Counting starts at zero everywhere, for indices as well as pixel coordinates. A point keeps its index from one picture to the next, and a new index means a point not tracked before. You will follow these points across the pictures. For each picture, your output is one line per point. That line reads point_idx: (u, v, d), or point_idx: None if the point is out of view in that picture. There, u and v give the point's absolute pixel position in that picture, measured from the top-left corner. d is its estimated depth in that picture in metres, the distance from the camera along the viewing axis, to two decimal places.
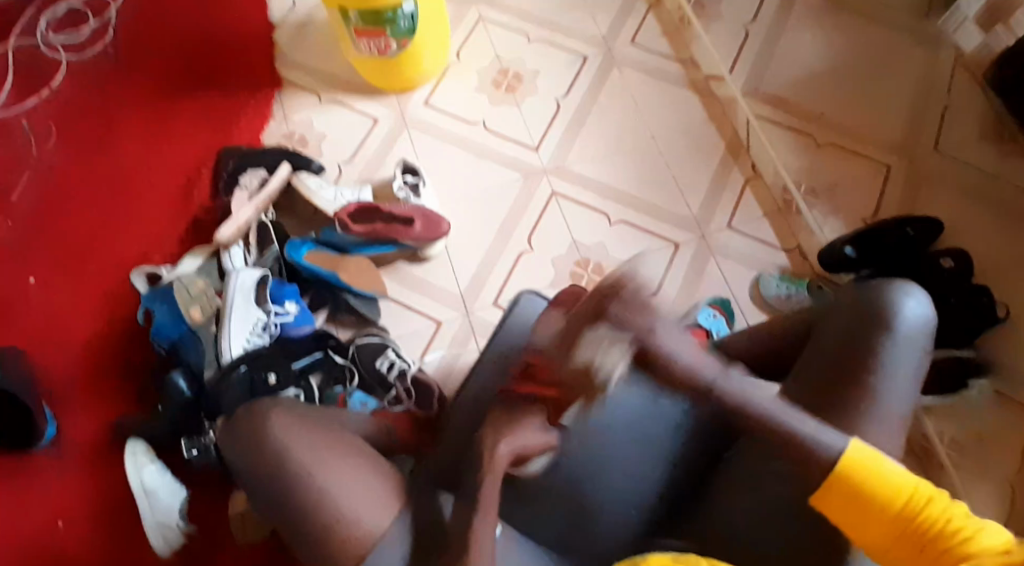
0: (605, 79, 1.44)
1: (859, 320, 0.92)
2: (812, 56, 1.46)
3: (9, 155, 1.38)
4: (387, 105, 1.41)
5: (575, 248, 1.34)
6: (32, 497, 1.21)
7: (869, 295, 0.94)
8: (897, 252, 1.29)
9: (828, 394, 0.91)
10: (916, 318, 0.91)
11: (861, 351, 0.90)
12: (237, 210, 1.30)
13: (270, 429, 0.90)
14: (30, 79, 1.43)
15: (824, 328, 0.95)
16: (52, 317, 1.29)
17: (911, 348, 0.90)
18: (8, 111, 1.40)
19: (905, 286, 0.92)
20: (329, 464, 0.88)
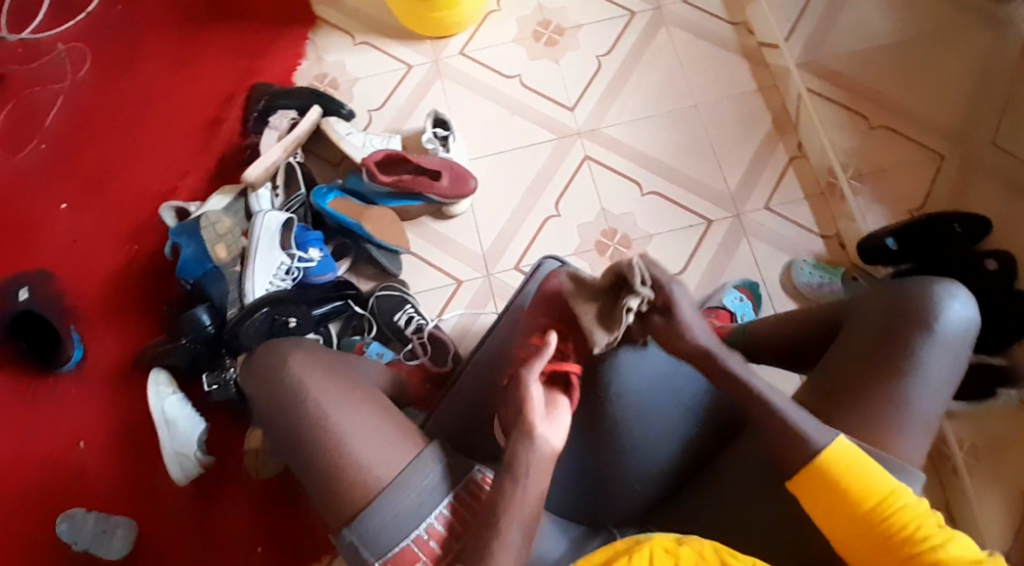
0: (651, 39, 1.37)
1: (894, 315, 0.90)
2: (877, 27, 1.35)
3: (43, 77, 1.36)
4: (422, 52, 1.36)
5: (604, 217, 1.31)
6: (58, 417, 1.25)
7: (908, 294, 0.91)
8: (938, 249, 1.24)
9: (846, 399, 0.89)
10: (955, 322, 0.88)
11: (893, 354, 0.88)
12: (265, 150, 1.28)
13: (290, 371, 0.90)
14: (67, 2, 1.40)
15: (854, 325, 0.93)
16: (80, 243, 1.30)
17: (945, 352, 0.88)
18: (44, 34, 1.39)
19: (949, 289, 0.90)
20: (347, 409, 0.87)
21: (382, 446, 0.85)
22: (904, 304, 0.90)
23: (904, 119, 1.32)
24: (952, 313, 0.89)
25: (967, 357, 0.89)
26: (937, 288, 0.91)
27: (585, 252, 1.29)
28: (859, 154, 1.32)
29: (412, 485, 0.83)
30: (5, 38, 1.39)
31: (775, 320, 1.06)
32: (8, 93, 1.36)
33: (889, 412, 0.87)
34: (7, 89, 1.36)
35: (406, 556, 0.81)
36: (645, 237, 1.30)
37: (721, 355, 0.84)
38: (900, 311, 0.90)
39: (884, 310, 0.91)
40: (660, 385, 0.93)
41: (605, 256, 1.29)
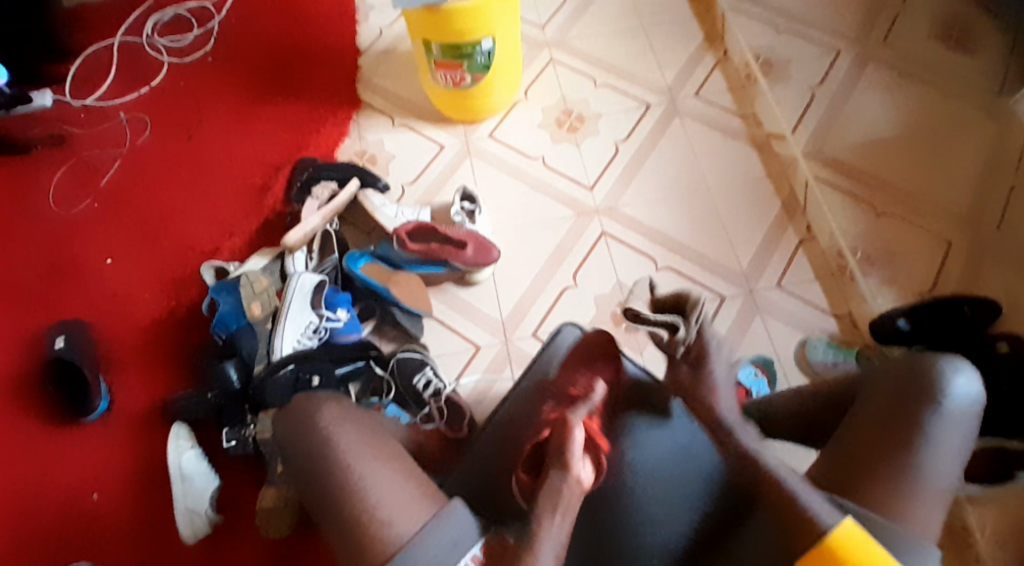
0: (666, 128, 1.48)
1: (903, 385, 0.91)
2: (881, 122, 1.42)
3: (105, 143, 1.50)
4: (454, 134, 1.48)
5: (619, 289, 1.36)
6: (75, 464, 1.27)
7: (917, 366, 0.92)
8: (951, 332, 1.23)
9: (859, 465, 0.89)
10: (963, 396, 0.89)
11: (903, 424, 0.89)
12: (306, 217, 1.36)
13: (321, 423, 0.94)
14: (132, 76, 1.56)
15: (865, 397, 0.94)
16: (121, 296, 1.38)
17: (957, 426, 0.89)
18: (109, 102, 1.53)
19: (954, 362, 0.91)
20: (372, 464, 0.90)
21: (403, 498, 0.87)
22: (913, 377, 0.91)
23: (911, 208, 1.36)
24: (956, 387, 0.90)
25: (974, 434, 0.89)
26: (943, 363, 0.92)
27: (602, 322, 1.33)
28: (868, 239, 1.36)
29: (442, 531, 0.84)
30: (71, 104, 1.53)
31: (791, 399, 1.10)
32: (71, 154, 1.49)
33: (905, 480, 0.87)
34: (71, 153, 1.49)
35: None
36: None
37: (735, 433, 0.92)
38: (908, 383, 0.91)
39: (895, 380, 0.93)
40: (675, 464, 0.95)
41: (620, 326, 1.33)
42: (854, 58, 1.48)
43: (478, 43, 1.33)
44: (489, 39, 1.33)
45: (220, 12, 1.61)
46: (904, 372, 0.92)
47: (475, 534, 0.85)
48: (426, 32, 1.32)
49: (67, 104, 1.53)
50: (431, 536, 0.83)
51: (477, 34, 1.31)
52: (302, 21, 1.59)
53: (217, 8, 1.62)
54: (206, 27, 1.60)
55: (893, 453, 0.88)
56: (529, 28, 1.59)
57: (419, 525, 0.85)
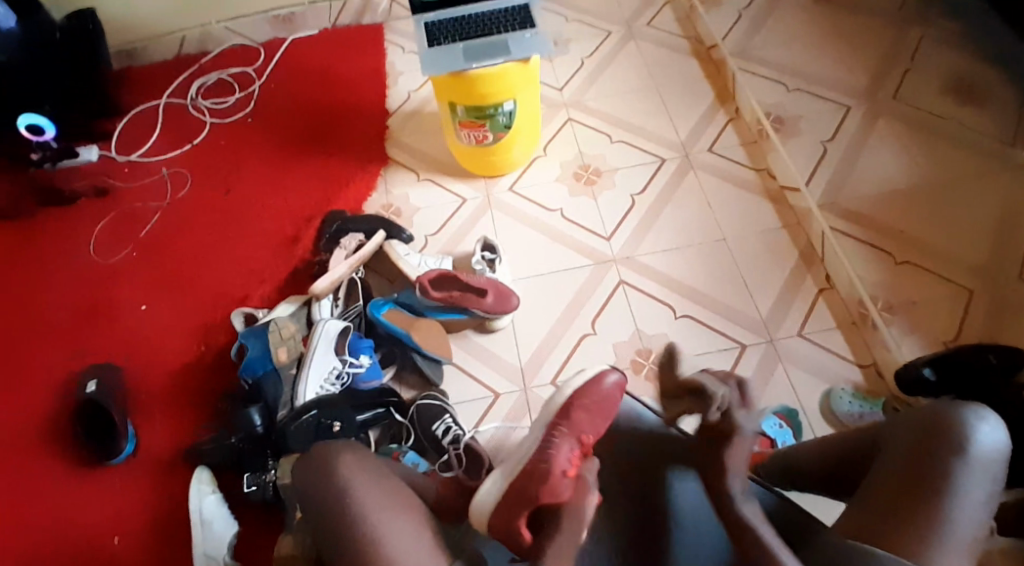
0: (680, 181, 1.52)
1: (925, 435, 0.90)
2: (894, 173, 1.44)
3: (146, 196, 1.59)
4: (476, 188, 1.54)
5: (638, 336, 1.36)
6: (99, 506, 1.28)
7: (939, 415, 0.91)
8: (975, 383, 1.18)
9: (888, 512, 0.87)
10: (987, 445, 0.87)
11: (927, 471, 0.87)
12: (333, 266, 1.41)
13: (340, 470, 0.96)
14: (175, 134, 1.67)
15: (889, 448, 0.93)
16: (151, 341, 1.43)
17: (982, 475, 0.86)
18: (153, 159, 1.64)
19: (977, 410, 0.89)
20: (383, 513, 0.92)
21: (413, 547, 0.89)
22: (934, 426, 0.90)
23: (927, 256, 1.36)
24: (980, 435, 0.88)
25: (1001, 483, 0.87)
26: (964, 410, 0.90)
27: (622, 370, 1.34)
28: (887, 288, 1.35)
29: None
30: (115, 159, 1.64)
31: (817, 444, 1.07)
32: (113, 206, 1.58)
33: (929, 530, 0.84)
34: (114, 206, 1.58)
35: None
36: (680, 358, 1.34)
37: (739, 505, 0.83)
38: (930, 435, 0.90)
39: (918, 429, 0.91)
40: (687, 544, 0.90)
41: (640, 375, 1.33)
42: (864, 114, 1.52)
43: (500, 105, 1.40)
44: (510, 100, 1.40)
45: (260, 78, 1.73)
46: (925, 423, 0.91)
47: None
48: (452, 95, 1.38)
49: (110, 158, 1.64)
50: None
51: (500, 97, 1.38)
52: (335, 86, 1.70)
53: (258, 74, 1.74)
54: (247, 91, 1.72)
55: (922, 502, 0.85)
56: (548, 90, 1.67)
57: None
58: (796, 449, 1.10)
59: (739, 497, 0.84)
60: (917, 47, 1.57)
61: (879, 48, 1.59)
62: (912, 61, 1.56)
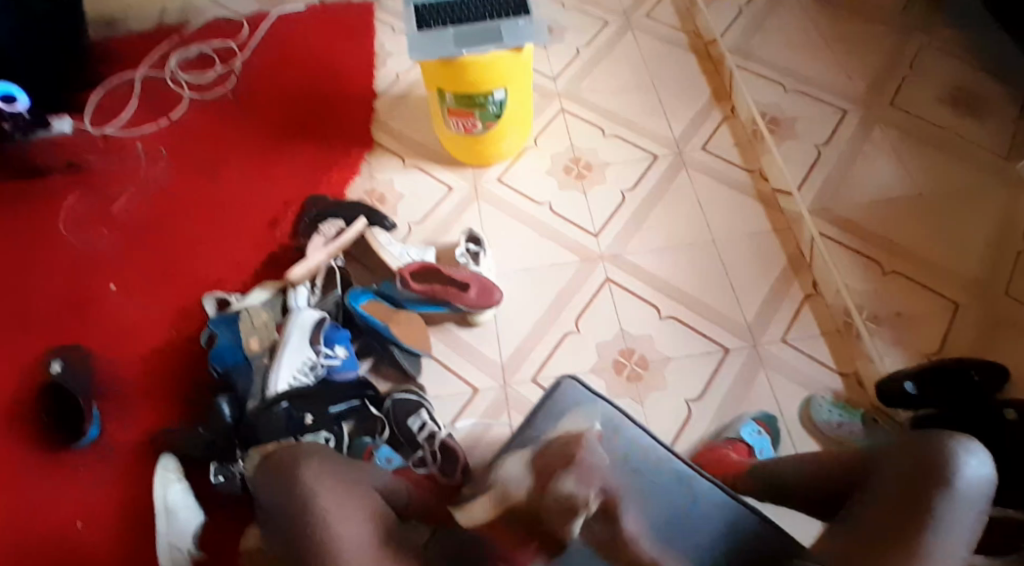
0: (672, 179, 1.49)
1: (911, 472, 0.88)
2: (889, 184, 1.43)
3: (119, 171, 1.53)
4: (463, 177, 1.50)
5: (622, 336, 1.34)
6: (60, 491, 1.25)
7: (927, 448, 0.89)
8: (960, 411, 1.17)
9: (868, 551, 0.85)
10: (976, 479, 0.85)
11: (916, 511, 0.85)
12: (311, 253, 1.38)
13: (301, 476, 0.96)
14: (152, 108, 1.61)
15: (876, 479, 0.91)
16: (120, 321, 1.38)
17: (968, 510, 0.84)
18: (127, 131, 1.58)
19: (967, 443, 0.87)
20: (348, 517, 0.93)
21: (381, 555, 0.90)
22: (923, 458, 0.88)
23: (913, 268, 1.35)
24: (967, 468, 0.86)
25: (985, 518, 0.85)
26: (953, 443, 0.88)
27: (604, 370, 1.32)
28: (873, 298, 1.34)
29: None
30: (89, 131, 1.58)
31: (796, 464, 1.06)
32: (85, 180, 1.52)
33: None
34: (87, 181, 1.52)
35: None
36: (663, 360, 1.32)
37: (661, 563, 0.95)
38: (919, 464, 0.88)
39: (907, 461, 0.90)
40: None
41: (622, 375, 1.31)
42: (860, 122, 1.50)
43: (491, 94, 1.36)
44: (500, 90, 1.36)
45: (242, 52, 1.68)
46: (912, 455, 0.89)
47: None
48: (440, 81, 1.34)
49: (84, 131, 1.58)
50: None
51: (490, 85, 1.34)
52: (319, 66, 1.65)
53: (241, 48, 1.68)
54: (228, 65, 1.66)
55: (903, 528, 0.84)
56: (541, 79, 1.63)
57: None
58: (777, 466, 1.09)
59: (659, 553, 0.96)
60: (915, 56, 1.57)
61: (878, 57, 1.58)
62: (910, 70, 1.55)
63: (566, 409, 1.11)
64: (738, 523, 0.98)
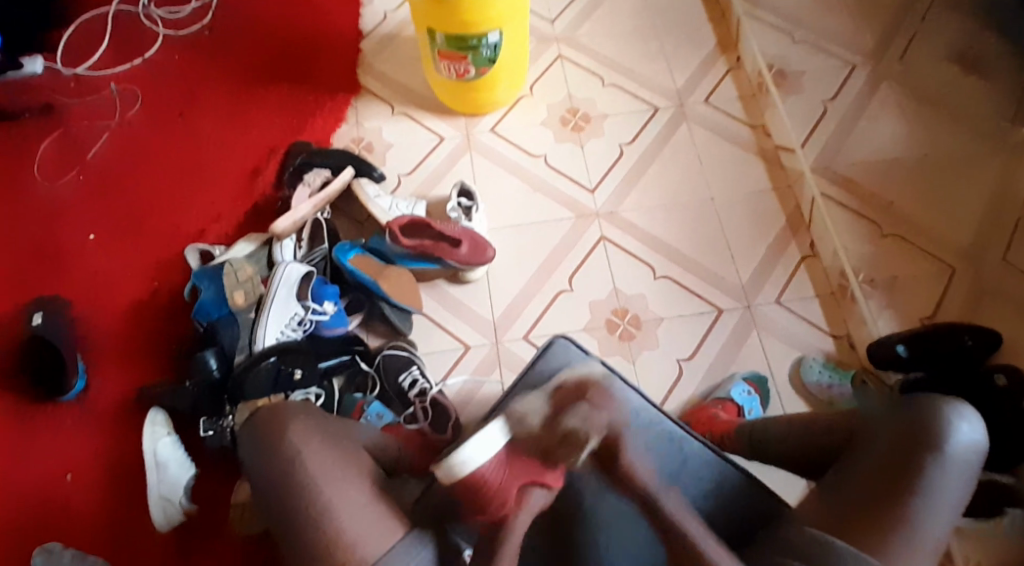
0: (672, 133, 1.45)
1: (902, 436, 0.87)
2: (891, 138, 1.38)
3: (94, 114, 1.47)
4: (455, 126, 1.45)
5: (615, 296, 1.33)
6: (49, 446, 1.25)
7: (919, 414, 0.88)
8: (951, 369, 1.17)
9: (854, 519, 0.84)
10: (966, 444, 0.86)
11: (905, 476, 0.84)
12: (296, 204, 1.34)
13: (289, 440, 0.93)
14: (125, 46, 1.53)
15: (865, 446, 0.90)
16: (102, 272, 1.35)
17: (956, 474, 0.85)
18: (99, 72, 1.50)
19: (958, 407, 0.87)
20: (337, 482, 0.90)
21: (369, 522, 0.87)
22: (916, 425, 0.87)
23: (912, 227, 1.32)
24: (959, 435, 0.86)
25: (972, 484, 0.86)
26: (946, 407, 0.88)
27: (595, 329, 1.30)
28: (870, 259, 1.32)
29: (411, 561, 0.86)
30: (61, 72, 1.50)
31: (785, 427, 1.05)
32: (59, 124, 1.46)
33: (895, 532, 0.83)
34: (63, 126, 1.45)
35: None
36: (655, 320, 1.31)
37: (661, 498, 0.89)
38: (910, 431, 0.87)
39: (896, 428, 0.89)
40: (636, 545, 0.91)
41: (614, 335, 1.30)
42: (870, 75, 1.44)
43: (485, 35, 1.28)
44: (495, 32, 1.28)
45: None
46: (902, 418, 0.89)
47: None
48: (430, 20, 1.26)
49: (57, 71, 1.51)
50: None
51: (483, 26, 1.26)
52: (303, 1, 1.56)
53: None
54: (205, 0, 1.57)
55: (893, 496, 0.84)
56: (538, 22, 1.56)
57: (387, 547, 0.86)
58: (766, 425, 1.08)
59: (658, 490, 0.90)
60: None
61: None
62: (921, 22, 1.45)
63: (559, 368, 1.08)
64: (726, 479, 0.98)
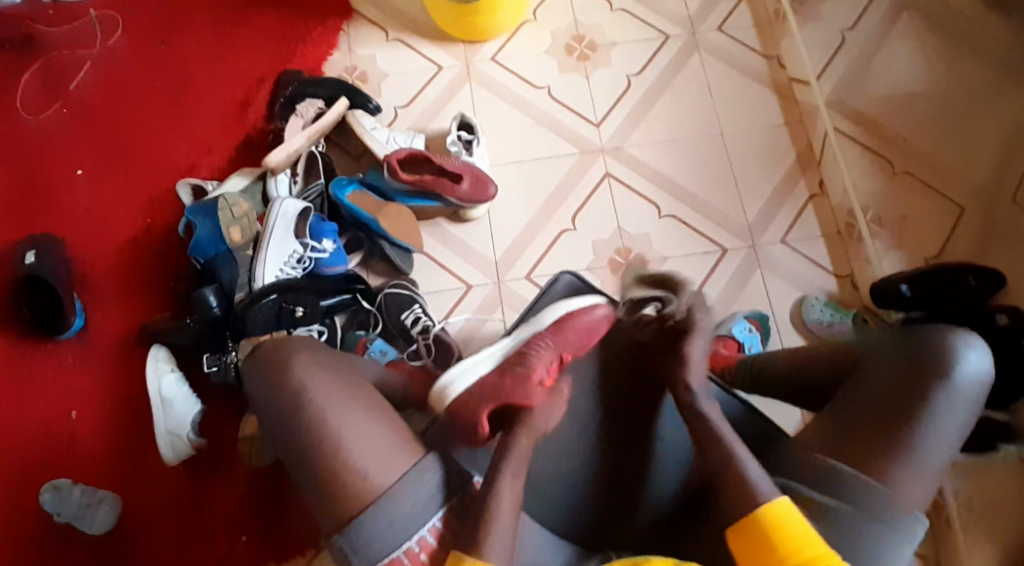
0: (682, 64, 1.39)
1: (908, 364, 0.86)
2: (909, 74, 1.34)
3: (74, 42, 1.40)
4: (454, 54, 1.39)
5: (620, 235, 1.30)
6: (52, 384, 1.25)
7: (925, 341, 0.87)
8: (954, 306, 1.16)
9: (858, 443, 0.84)
10: (972, 374, 0.85)
11: (909, 402, 0.84)
12: (289, 137, 1.29)
13: (293, 371, 0.88)
14: None
15: (871, 370, 0.89)
16: (94, 207, 1.31)
17: (961, 403, 0.84)
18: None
19: (965, 338, 0.86)
20: (345, 413, 0.85)
21: (384, 452, 0.83)
22: (923, 353, 0.86)
23: (924, 170, 1.31)
24: (966, 364, 0.85)
25: (976, 412, 0.85)
26: (953, 338, 0.87)
27: (599, 269, 1.29)
28: (879, 199, 1.30)
29: (420, 487, 0.82)
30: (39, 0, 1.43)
31: (787, 353, 1.05)
32: (39, 54, 1.39)
33: (898, 455, 0.82)
34: (42, 54, 1.39)
35: None
36: (659, 258, 1.29)
37: (701, 407, 0.90)
38: (916, 358, 0.86)
39: (902, 356, 0.88)
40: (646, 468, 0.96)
41: (617, 274, 1.28)
42: (890, 5, 1.39)
43: None
44: None
45: None
46: (909, 346, 0.88)
47: (439, 499, 0.83)
48: None
49: None
50: (409, 494, 0.81)
51: None
52: None
53: None
54: None
55: (897, 421, 0.84)
56: None
57: (397, 477, 0.82)
58: (767, 360, 1.07)
59: (702, 398, 0.90)
60: None
61: None
62: None
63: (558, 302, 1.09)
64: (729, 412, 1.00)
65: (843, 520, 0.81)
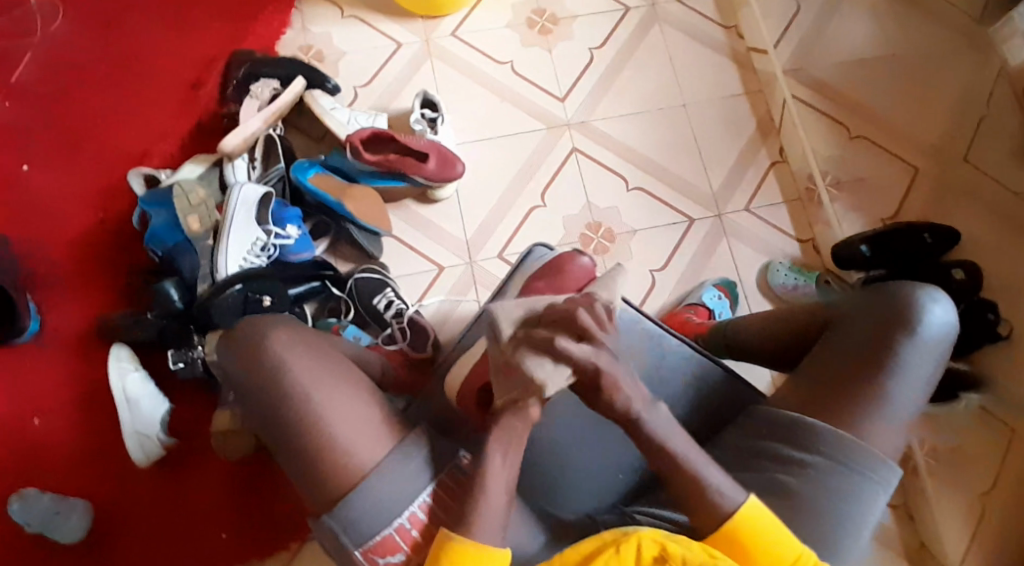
0: (643, 35, 1.39)
1: (877, 320, 0.87)
2: (863, 37, 1.38)
3: (13, 30, 1.33)
4: (413, 30, 1.36)
5: (588, 210, 1.31)
6: (10, 390, 1.19)
7: (892, 294, 0.88)
8: (908, 264, 1.22)
9: (828, 397, 0.86)
10: (938, 326, 0.85)
11: (879, 356, 0.85)
12: (246, 120, 1.24)
13: (268, 351, 0.84)
14: None
15: (841, 326, 0.90)
16: (42, 203, 1.25)
17: (928, 356, 0.85)
18: None
19: (931, 290, 0.87)
20: (330, 390, 0.82)
21: (368, 428, 0.81)
22: (891, 307, 0.87)
23: (880, 131, 1.35)
24: (932, 316, 0.86)
25: (944, 362, 0.86)
26: (919, 291, 0.87)
27: (569, 244, 1.29)
28: (837, 161, 1.34)
29: (406, 468, 0.80)
30: None
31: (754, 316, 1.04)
32: None
33: (869, 408, 0.84)
34: None
35: (388, 544, 0.79)
36: (628, 232, 1.30)
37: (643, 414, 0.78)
38: (885, 313, 0.87)
39: (873, 312, 0.88)
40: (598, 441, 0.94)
41: (588, 249, 1.29)
42: None
43: None
44: None
45: None
46: (878, 301, 0.88)
47: (427, 476, 0.81)
48: None
49: None
50: (397, 473, 0.80)
51: None
52: None
53: None
54: None
55: (864, 373, 0.85)
56: None
57: (379, 455, 0.81)
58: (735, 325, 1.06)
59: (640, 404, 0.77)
60: None
61: None
62: None
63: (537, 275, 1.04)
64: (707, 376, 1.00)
65: (818, 472, 0.83)
